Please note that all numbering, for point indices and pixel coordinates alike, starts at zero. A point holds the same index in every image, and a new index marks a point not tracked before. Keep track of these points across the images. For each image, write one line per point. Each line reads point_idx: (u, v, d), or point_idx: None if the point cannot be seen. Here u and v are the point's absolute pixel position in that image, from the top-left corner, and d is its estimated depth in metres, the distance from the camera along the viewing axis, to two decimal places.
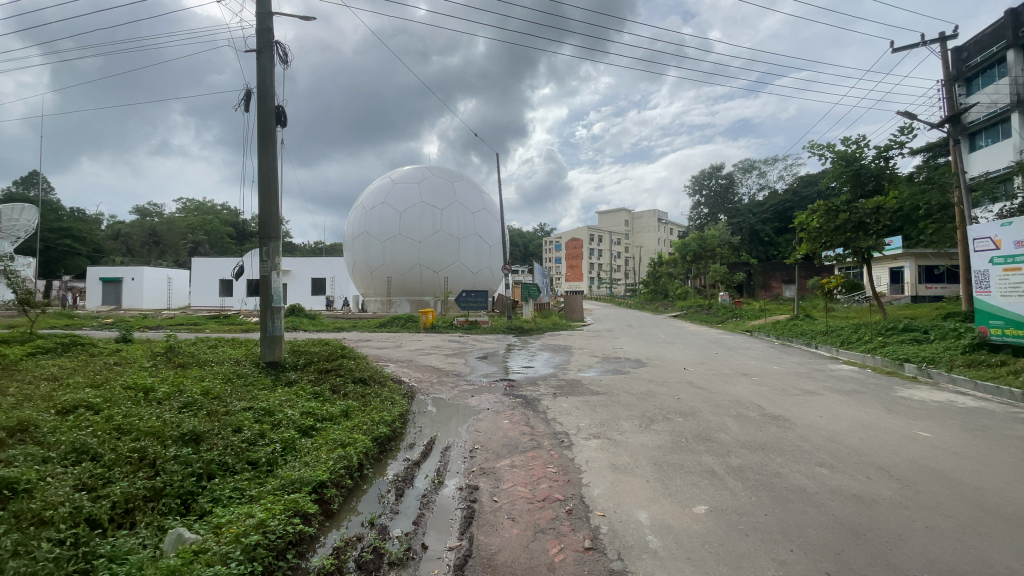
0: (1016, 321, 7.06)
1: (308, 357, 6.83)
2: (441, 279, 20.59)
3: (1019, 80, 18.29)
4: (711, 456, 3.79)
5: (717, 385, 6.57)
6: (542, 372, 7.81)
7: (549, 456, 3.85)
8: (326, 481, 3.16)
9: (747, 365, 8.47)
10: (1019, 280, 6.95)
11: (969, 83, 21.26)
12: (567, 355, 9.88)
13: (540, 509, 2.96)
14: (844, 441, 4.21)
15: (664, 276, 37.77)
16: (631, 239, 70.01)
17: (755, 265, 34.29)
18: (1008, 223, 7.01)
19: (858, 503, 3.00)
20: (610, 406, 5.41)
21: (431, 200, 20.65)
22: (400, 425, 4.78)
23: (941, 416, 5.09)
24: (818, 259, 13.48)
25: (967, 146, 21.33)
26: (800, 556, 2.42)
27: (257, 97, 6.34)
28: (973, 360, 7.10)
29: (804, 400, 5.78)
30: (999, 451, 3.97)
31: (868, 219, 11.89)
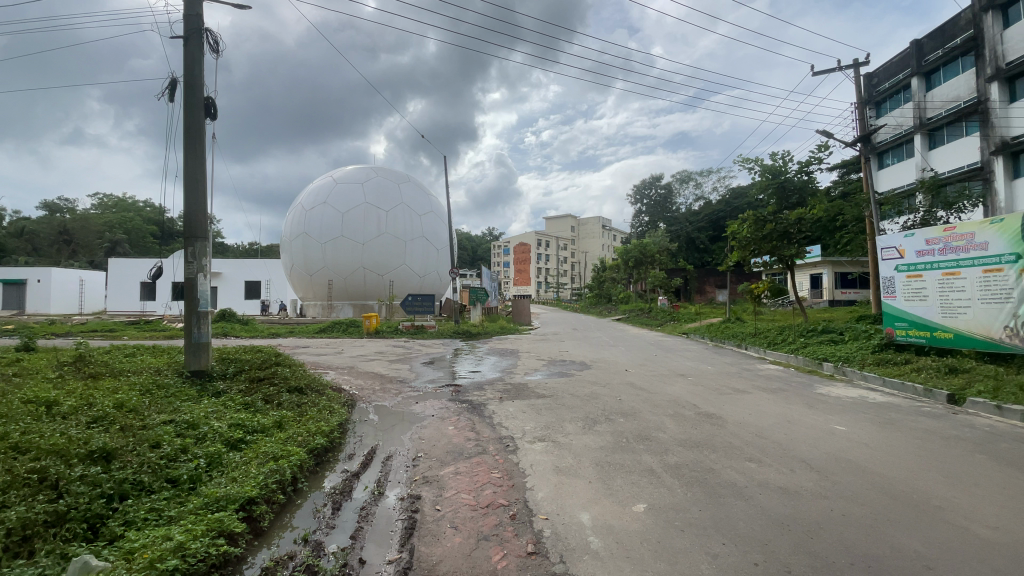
0: (918, 323, 7.79)
1: (238, 365, 6.42)
2: (385, 282, 20.11)
3: (921, 105, 20.36)
4: (649, 455, 3.91)
5: (656, 386, 6.80)
6: (489, 376, 7.77)
7: (494, 461, 3.82)
8: (255, 497, 2.98)
9: (684, 365, 8.83)
10: (920, 285, 7.71)
11: (879, 106, 23.40)
12: (514, 359, 9.90)
13: (483, 516, 2.92)
14: (770, 437, 4.48)
15: (607, 281, 38.93)
16: (577, 244, 71.68)
17: (692, 271, 36.18)
18: (910, 234, 7.80)
19: (783, 495, 3.20)
20: (555, 409, 5.47)
21: (375, 201, 20.14)
22: (338, 436, 4.59)
23: (855, 411, 5.53)
24: (747, 266, 14.33)
25: (877, 164, 23.46)
26: (731, 549, 2.53)
27: (183, 87, 5.92)
28: (881, 359, 7.81)
29: (734, 399, 6.11)
30: (904, 443, 4.35)
31: (791, 229, 12.77)
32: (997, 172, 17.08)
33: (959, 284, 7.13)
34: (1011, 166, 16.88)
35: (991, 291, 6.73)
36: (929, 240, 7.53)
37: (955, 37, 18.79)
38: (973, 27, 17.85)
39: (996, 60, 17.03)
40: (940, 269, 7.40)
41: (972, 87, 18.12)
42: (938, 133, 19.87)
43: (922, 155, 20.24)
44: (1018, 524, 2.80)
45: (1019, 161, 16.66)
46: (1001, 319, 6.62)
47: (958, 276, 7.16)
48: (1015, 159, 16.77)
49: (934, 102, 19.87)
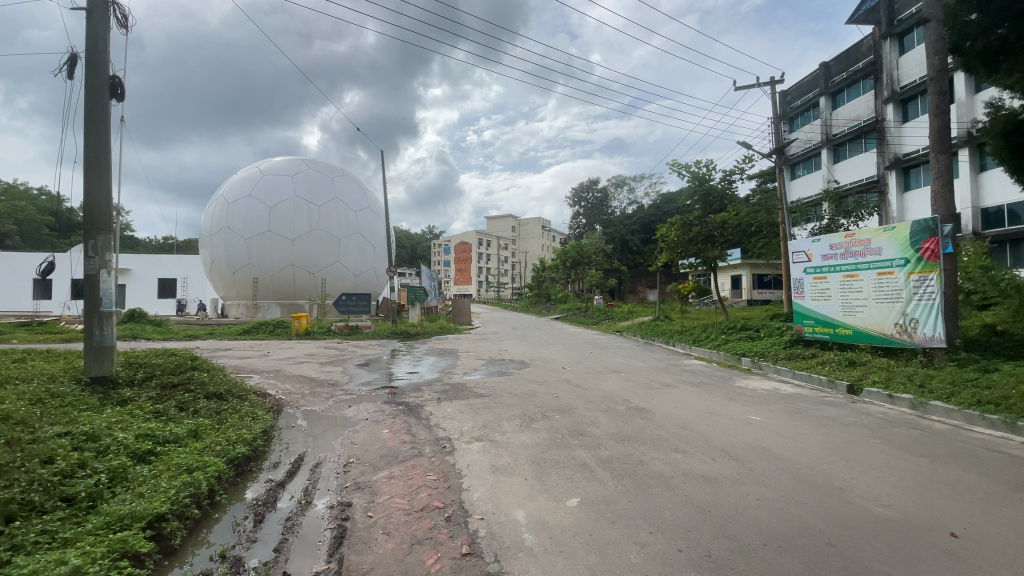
0: (823, 320, 8.57)
1: (148, 370, 5.88)
2: (317, 281, 19.27)
3: (828, 122, 22.45)
4: (583, 450, 4.02)
5: (591, 383, 6.99)
6: (427, 377, 7.65)
7: (430, 463, 3.77)
8: (166, 513, 2.74)
9: (617, 362, 9.16)
10: (825, 286, 8.48)
11: (792, 122, 25.52)
12: (452, 358, 9.83)
13: (417, 519, 2.86)
14: (694, 428, 4.75)
15: (546, 281, 39.60)
16: (517, 245, 72.42)
17: (625, 272, 37.68)
18: (817, 240, 8.55)
19: (705, 483, 3.40)
20: (492, 408, 5.48)
21: (306, 196, 19.23)
22: (262, 444, 4.34)
23: (770, 402, 6.00)
24: (675, 267, 15.12)
25: (790, 175, 25.54)
26: (657, 537, 2.65)
27: (84, 64, 5.34)
28: (792, 353, 8.52)
29: (663, 393, 6.42)
30: (810, 430, 4.77)
31: (715, 233, 13.64)
32: (890, 185, 19.14)
33: (858, 286, 7.91)
34: (902, 180, 18.94)
35: (884, 292, 7.53)
36: (832, 246, 8.30)
37: (857, 62, 20.79)
38: (873, 54, 19.83)
39: (890, 85, 19.01)
40: (842, 272, 8.17)
41: (871, 108, 20.16)
42: (841, 149, 21.94)
43: (828, 168, 22.32)
44: (904, 500, 3.15)
45: (909, 176, 18.75)
46: (893, 317, 7.41)
47: (857, 278, 7.93)
48: (905, 174, 18.86)
49: (839, 119, 22.00)
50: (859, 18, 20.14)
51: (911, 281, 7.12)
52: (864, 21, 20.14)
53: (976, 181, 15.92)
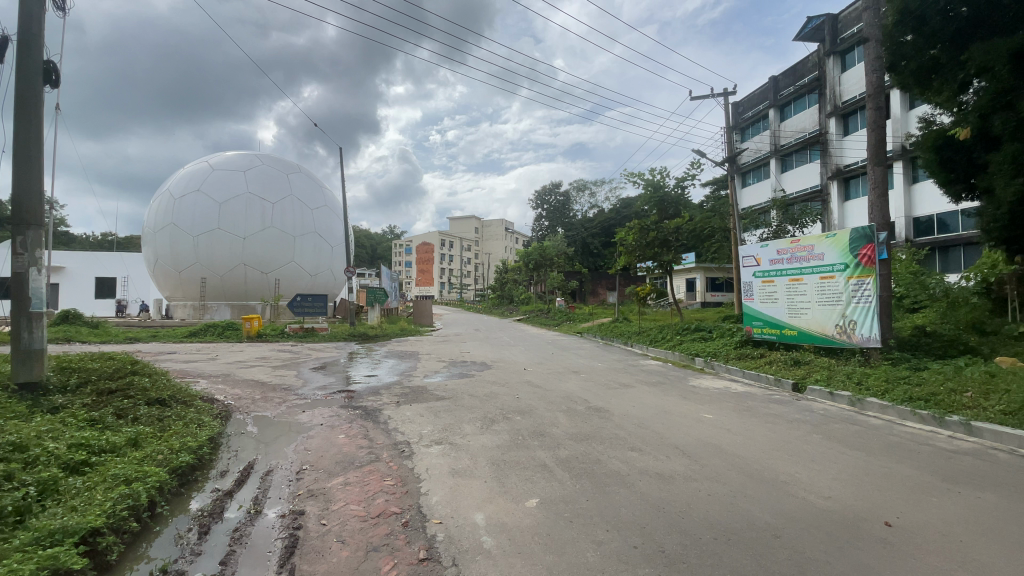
0: (771, 322, 8.98)
1: (83, 376, 5.49)
2: (271, 281, 18.57)
3: (776, 133, 23.60)
4: (543, 451, 4.05)
5: (552, 384, 7.06)
6: (385, 380, 7.51)
7: (388, 468, 3.70)
8: (101, 527, 2.57)
9: (576, 363, 9.28)
10: (772, 289, 8.89)
11: (743, 132, 26.65)
12: (412, 361, 9.69)
13: (373, 526, 2.81)
14: (650, 427, 4.88)
15: (508, 283, 39.70)
16: (480, 246, 72.28)
17: (586, 274, 38.26)
18: (765, 245, 8.95)
19: (659, 480, 3.49)
20: (453, 410, 5.44)
21: (259, 192, 18.52)
22: (208, 452, 4.14)
23: (721, 400, 6.24)
24: (633, 270, 15.50)
25: (741, 183, 26.68)
26: (613, 534, 2.71)
27: (14, 47, 4.95)
28: (742, 353, 8.90)
29: (621, 393, 6.56)
30: (758, 427, 4.98)
31: (670, 237, 14.10)
32: (832, 195, 20.33)
33: (803, 289, 8.32)
34: (843, 190, 20.16)
35: (826, 295, 7.98)
36: (779, 251, 8.71)
37: (803, 77, 21.94)
38: (817, 70, 20.99)
39: (833, 100, 20.18)
40: (788, 276, 8.57)
41: (815, 121, 21.34)
42: (788, 159, 23.12)
43: (776, 177, 23.48)
44: (842, 492, 3.35)
45: (849, 186, 19.97)
46: (834, 319, 7.85)
47: (801, 282, 8.35)
48: (846, 184, 20.09)
49: (786, 131, 23.16)
50: (806, 35, 21.22)
51: (850, 285, 7.58)
52: (810, 38, 21.26)
53: (908, 192, 17.13)
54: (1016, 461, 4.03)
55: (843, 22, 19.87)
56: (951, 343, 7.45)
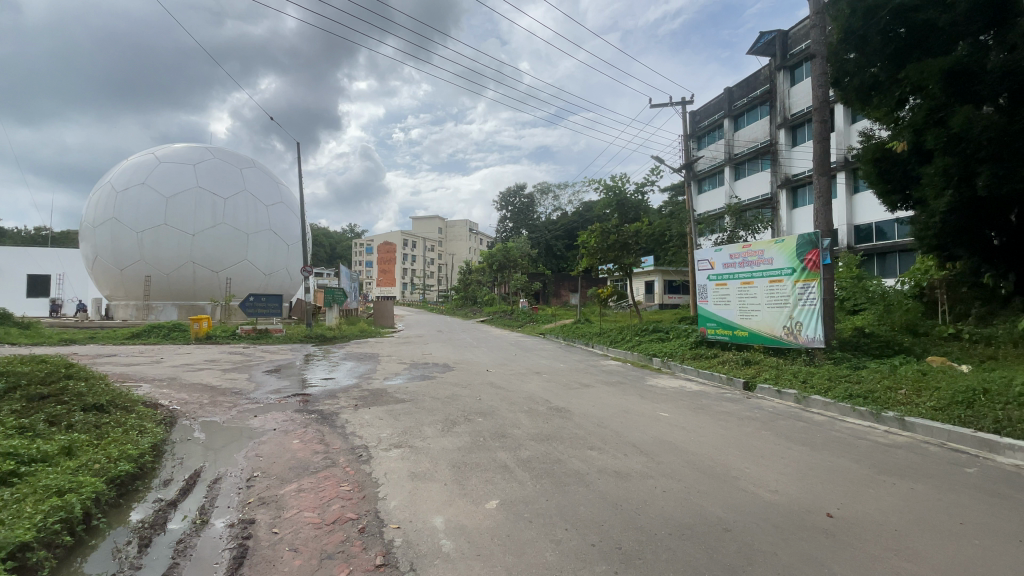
0: (724, 323, 9.34)
1: (9, 380, 5.09)
2: (221, 281, 17.75)
3: (730, 142, 24.59)
4: (504, 452, 4.05)
5: (514, 385, 7.07)
6: (344, 383, 7.33)
7: (344, 473, 3.60)
8: (31, 542, 2.38)
9: (538, 364, 9.34)
10: (725, 292, 9.24)
11: (700, 140, 27.63)
12: (372, 363, 9.49)
13: (328, 533, 2.73)
14: (609, 426, 4.97)
15: (472, 284, 39.58)
16: (443, 246, 71.74)
17: (549, 276, 38.66)
18: (719, 250, 9.29)
19: (617, 478, 3.56)
20: (413, 413, 5.37)
21: (210, 187, 17.72)
22: (151, 460, 3.92)
23: (678, 399, 6.43)
24: (595, 272, 15.73)
25: (697, 189, 27.62)
26: (572, 533, 2.74)
27: None
28: (697, 353, 9.22)
29: (582, 392, 6.65)
30: (712, 425, 5.15)
31: (630, 240, 14.40)
32: (781, 202, 21.38)
33: (754, 292, 8.69)
34: (792, 198, 21.24)
35: (774, 298, 8.36)
36: (731, 255, 9.06)
37: (756, 89, 22.92)
38: (769, 83, 21.98)
39: (783, 112, 21.18)
40: (739, 279, 8.93)
41: (766, 132, 22.37)
42: (742, 167, 24.10)
43: (730, 185, 24.49)
44: (788, 485, 3.52)
45: (797, 194, 21.05)
46: (782, 320, 8.23)
47: (752, 285, 8.71)
48: (794, 192, 21.16)
49: (739, 141, 24.15)
50: (758, 49, 22.18)
51: (797, 288, 7.97)
52: (762, 52, 22.28)
53: (850, 201, 18.21)
54: (944, 453, 4.35)
55: (792, 39, 20.87)
56: (887, 343, 7.95)
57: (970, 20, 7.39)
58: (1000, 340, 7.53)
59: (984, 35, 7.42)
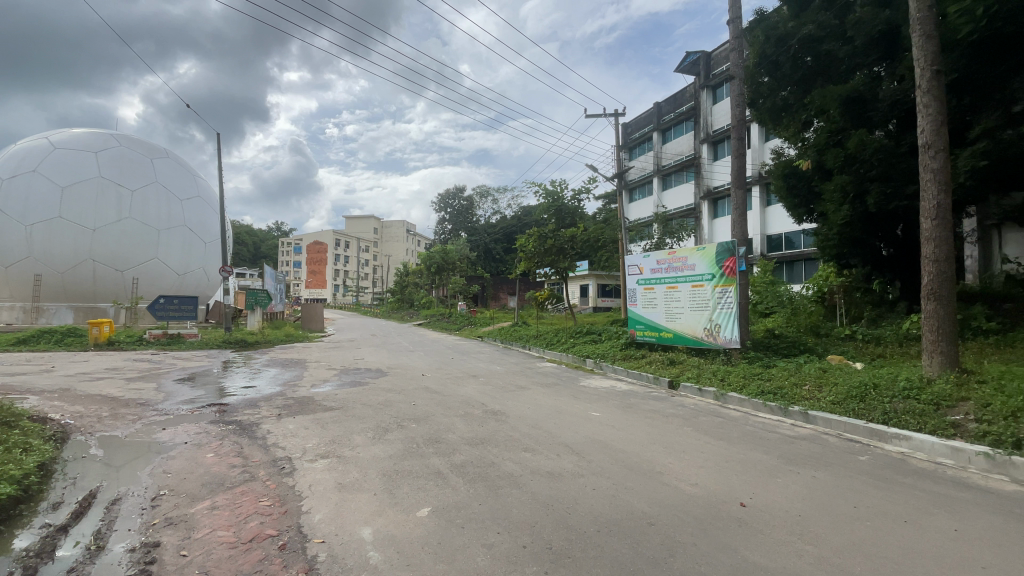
0: (651, 325, 9.79)
1: None
2: (126, 281, 16.12)
3: (659, 155, 25.91)
4: (437, 458, 4.00)
5: (450, 389, 7.01)
6: (266, 391, 6.92)
7: (264, 488, 3.40)
8: None
9: (475, 367, 9.30)
10: (653, 295, 9.69)
11: (631, 151, 28.88)
12: (299, 370, 9.03)
13: (245, 552, 2.55)
14: (543, 427, 5.05)
15: (408, 286, 38.84)
16: (379, 247, 69.86)
17: (487, 279, 38.76)
18: (647, 255, 9.73)
19: (550, 478, 3.62)
20: (343, 421, 5.16)
21: (115, 177, 16.15)
22: (37, 481, 3.49)
23: (609, 399, 6.66)
24: (532, 275, 15.96)
25: (628, 198, 28.82)
26: (504, 536, 2.75)
27: None
28: (627, 354, 9.61)
29: (517, 395, 6.71)
30: (640, 423, 5.37)
31: (566, 245, 14.78)
32: (703, 213, 22.82)
33: (678, 296, 9.19)
34: (713, 209, 22.71)
35: (697, 302, 8.89)
36: (658, 260, 9.53)
37: (682, 105, 24.31)
38: (693, 100, 23.36)
39: (705, 128, 22.61)
40: (665, 284, 9.39)
41: (691, 146, 23.79)
42: (669, 178, 25.44)
43: (659, 195, 25.78)
44: (706, 478, 3.75)
45: (717, 206, 22.55)
46: (703, 322, 8.76)
47: (676, 289, 9.21)
48: (715, 204, 22.66)
49: (666, 153, 25.50)
50: (685, 68, 23.58)
51: (716, 293, 8.52)
52: (688, 71, 23.70)
53: (763, 213, 19.75)
54: (841, 443, 4.81)
55: (714, 60, 22.29)
56: (794, 344, 8.68)
57: (865, 52, 8.31)
58: (886, 340, 8.48)
59: (877, 67, 8.39)
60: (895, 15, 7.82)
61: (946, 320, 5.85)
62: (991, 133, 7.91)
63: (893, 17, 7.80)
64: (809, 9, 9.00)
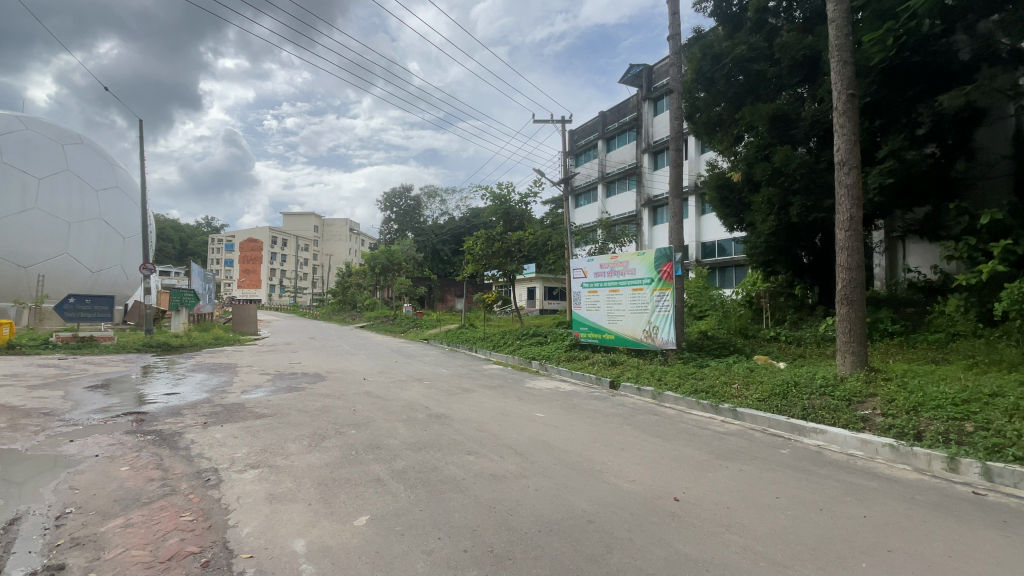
0: (595, 327, 10.04)
1: None
2: (31, 278, 14.51)
3: (603, 162, 26.70)
4: (377, 464, 3.90)
5: (392, 393, 6.85)
6: (192, 398, 6.46)
7: (186, 502, 3.17)
8: None
9: (419, 370, 9.14)
10: (596, 298, 9.94)
11: (577, 157, 29.55)
12: (228, 375, 8.49)
13: (161, 573, 2.36)
14: (487, 429, 5.05)
15: (351, 287, 37.62)
16: (320, 246, 67.23)
17: (434, 281, 38.25)
18: (591, 259, 9.96)
19: (492, 481, 3.63)
20: (276, 428, 4.91)
21: (19, 163, 14.51)
22: None
23: (553, 399, 6.76)
24: (479, 277, 15.92)
25: (574, 203, 29.45)
26: (445, 542, 2.72)
27: None
28: (571, 356, 9.81)
29: (461, 397, 6.66)
30: (581, 423, 5.50)
31: (513, 248, 14.87)
32: (644, 219, 23.75)
33: (619, 299, 9.48)
34: (653, 216, 23.67)
35: (636, 305, 9.22)
36: (601, 265, 9.79)
37: (626, 115, 25.16)
38: (636, 111, 24.21)
39: (647, 139, 23.53)
40: (608, 287, 9.66)
41: (633, 155, 24.67)
42: (613, 185, 26.25)
43: (603, 201, 26.54)
44: (643, 474, 3.89)
45: (657, 213, 23.55)
46: (642, 324, 9.10)
47: (618, 293, 9.51)
48: (655, 211, 23.65)
49: (610, 161, 26.29)
50: (628, 80, 24.43)
51: (655, 296, 8.88)
52: (632, 83, 24.55)
53: (698, 222, 20.85)
54: (765, 437, 5.15)
55: (656, 73, 23.20)
56: (724, 345, 9.20)
57: (791, 73, 8.96)
58: (806, 342, 9.16)
59: (800, 88, 9.09)
60: (817, 42, 8.50)
61: (857, 323, 6.41)
62: (896, 154, 8.76)
63: (815, 44, 8.48)
64: (742, 31, 9.62)
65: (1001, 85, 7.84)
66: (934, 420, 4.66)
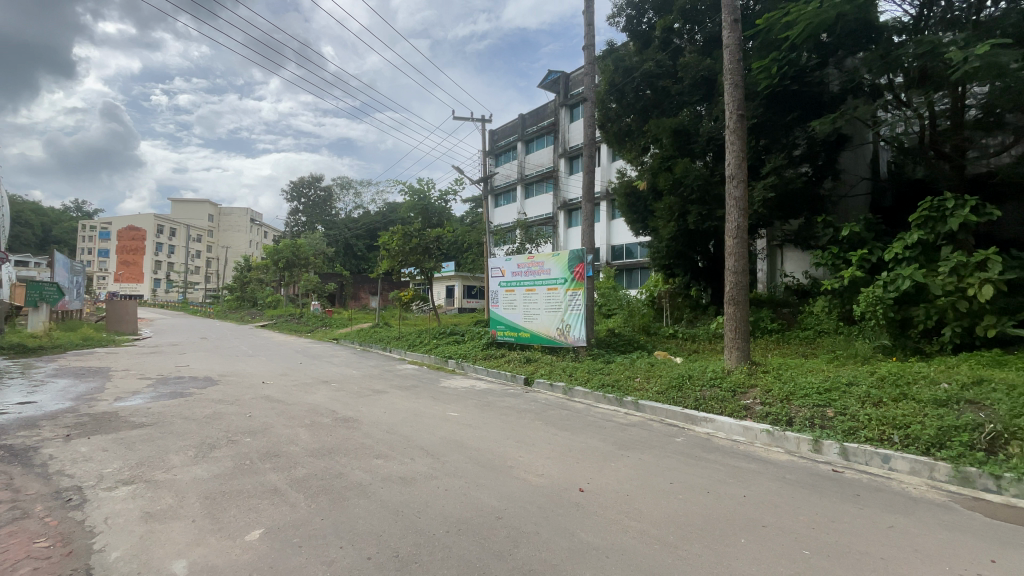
0: (512, 325, 10.17)
1: None
2: None
3: (522, 164, 27.16)
4: (275, 473, 3.66)
5: (296, 396, 6.44)
6: (52, 407, 5.61)
7: (41, 526, 2.76)
8: None
9: (326, 372, 8.69)
10: (513, 297, 10.07)
11: (497, 157, 29.75)
12: (99, 380, 7.48)
13: None
14: (397, 431, 4.93)
15: (252, 283, 34.77)
16: (216, 237, 61.41)
17: (347, 277, 36.53)
18: (509, 259, 10.09)
19: (401, 483, 3.55)
20: (158, 439, 4.43)
21: None
22: None
23: (467, 398, 6.75)
24: (395, 275, 15.47)
25: (493, 203, 29.61)
26: (347, 550, 2.63)
27: None
28: (487, 354, 9.88)
29: (372, 399, 6.44)
30: (494, 420, 5.55)
31: (431, 245, 14.63)
32: (560, 222, 24.57)
33: (535, 298, 9.70)
34: (569, 219, 24.54)
35: (551, 303, 9.49)
36: (519, 264, 9.94)
37: (544, 119, 25.73)
38: (554, 116, 24.85)
39: (564, 143, 24.27)
40: (525, 286, 9.85)
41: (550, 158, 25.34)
42: (531, 187, 26.77)
43: (521, 202, 27.01)
44: (551, 468, 4.03)
45: (572, 216, 24.44)
46: (556, 323, 9.40)
47: (534, 292, 9.72)
48: (570, 214, 24.52)
49: (529, 163, 26.80)
50: (547, 85, 24.99)
51: (568, 296, 9.21)
52: (550, 88, 25.16)
53: (609, 225, 21.95)
54: (663, 427, 5.56)
55: (572, 81, 23.95)
56: (629, 341, 9.78)
57: (691, 91, 9.73)
58: (700, 338, 10.03)
59: (699, 106, 9.88)
60: (713, 65, 9.32)
61: (741, 321, 7.12)
62: (777, 171, 9.83)
63: (712, 66, 9.29)
64: (650, 48, 10.29)
65: (859, 116, 9.10)
66: (802, 407, 5.31)
